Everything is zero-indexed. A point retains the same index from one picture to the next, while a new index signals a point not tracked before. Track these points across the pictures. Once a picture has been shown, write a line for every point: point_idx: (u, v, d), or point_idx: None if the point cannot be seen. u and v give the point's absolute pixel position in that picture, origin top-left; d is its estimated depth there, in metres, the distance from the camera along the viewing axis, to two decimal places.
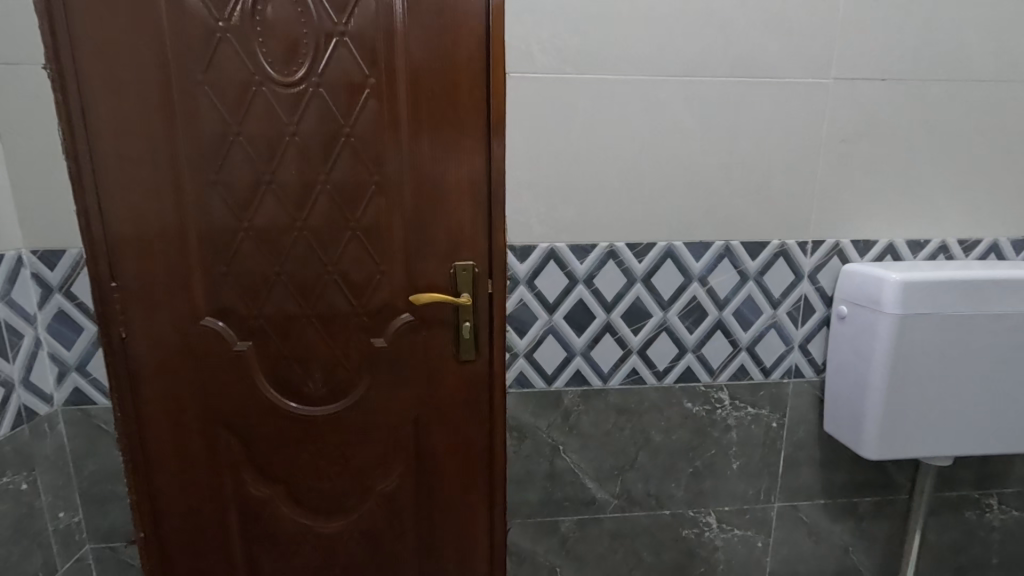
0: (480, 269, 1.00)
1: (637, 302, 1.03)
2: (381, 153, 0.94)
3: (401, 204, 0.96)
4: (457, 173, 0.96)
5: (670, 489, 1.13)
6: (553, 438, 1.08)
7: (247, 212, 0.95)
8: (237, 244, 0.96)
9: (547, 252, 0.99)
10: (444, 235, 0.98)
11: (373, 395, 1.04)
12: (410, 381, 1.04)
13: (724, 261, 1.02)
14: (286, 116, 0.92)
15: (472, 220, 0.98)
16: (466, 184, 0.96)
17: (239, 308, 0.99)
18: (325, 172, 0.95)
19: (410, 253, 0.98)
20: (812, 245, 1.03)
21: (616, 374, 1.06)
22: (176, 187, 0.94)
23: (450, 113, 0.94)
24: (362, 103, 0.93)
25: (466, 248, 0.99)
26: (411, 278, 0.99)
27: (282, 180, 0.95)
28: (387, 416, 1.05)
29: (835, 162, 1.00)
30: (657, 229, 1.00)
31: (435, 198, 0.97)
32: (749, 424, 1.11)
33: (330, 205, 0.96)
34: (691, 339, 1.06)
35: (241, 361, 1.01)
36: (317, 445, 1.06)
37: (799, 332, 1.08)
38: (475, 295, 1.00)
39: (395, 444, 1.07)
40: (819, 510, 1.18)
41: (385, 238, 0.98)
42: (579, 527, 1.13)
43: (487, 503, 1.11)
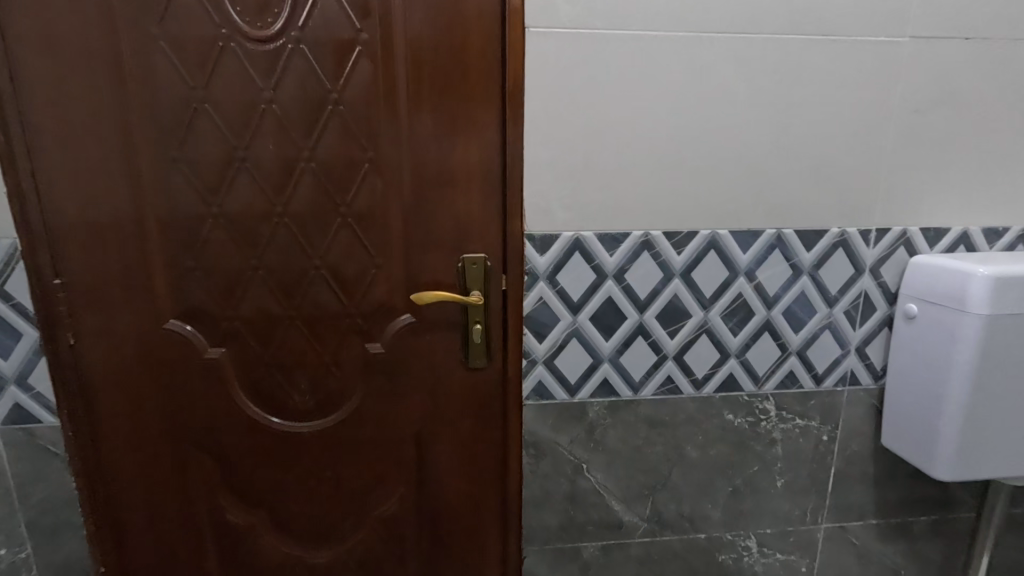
0: (493, 263, 0.85)
1: (674, 300, 0.89)
2: (375, 125, 0.79)
3: (400, 186, 0.82)
4: (466, 151, 0.81)
5: (706, 510, 1.00)
6: (575, 456, 0.94)
7: (216, 196, 0.80)
8: (204, 233, 0.81)
9: (572, 243, 0.84)
10: (450, 223, 0.83)
11: (370, 409, 0.90)
12: (412, 393, 0.90)
13: (776, 252, 0.88)
14: (260, 80, 0.77)
15: (483, 205, 0.83)
16: (477, 163, 0.82)
17: (208, 309, 0.84)
18: (310, 149, 0.80)
19: (411, 246, 0.84)
20: (877, 234, 0.89)
21: (649, 383, 0.92)
22: (129, 164, 0.78)
23: (459, 78, 0.79)
24: (353, 63, 0.77)
25: (477, 239, 0.84)
26: (412, 274, 0.85)
27: (257, 158, 0.79)
28: (386, 432, 0.91)
29: (908, 136, 0.86)
30: (700, 215, 0.86)
31: (440, 180, 0.82)
32: (797, 437, 0.98)
33: (316, 188, 0.81)
34: (735, 342, 0.92)
35: (214, 371, 0.86)
36: (305, 466, 0.92)
37: (857, 334, 0.94)
38: (487, 293, 0.86)
39: (395, 464, 0.93)
40: (870, 530, 1.06)
41: (381, 227, 0.83)
42: (603, 553, 1.00)
43: (499, 529, 0.98)
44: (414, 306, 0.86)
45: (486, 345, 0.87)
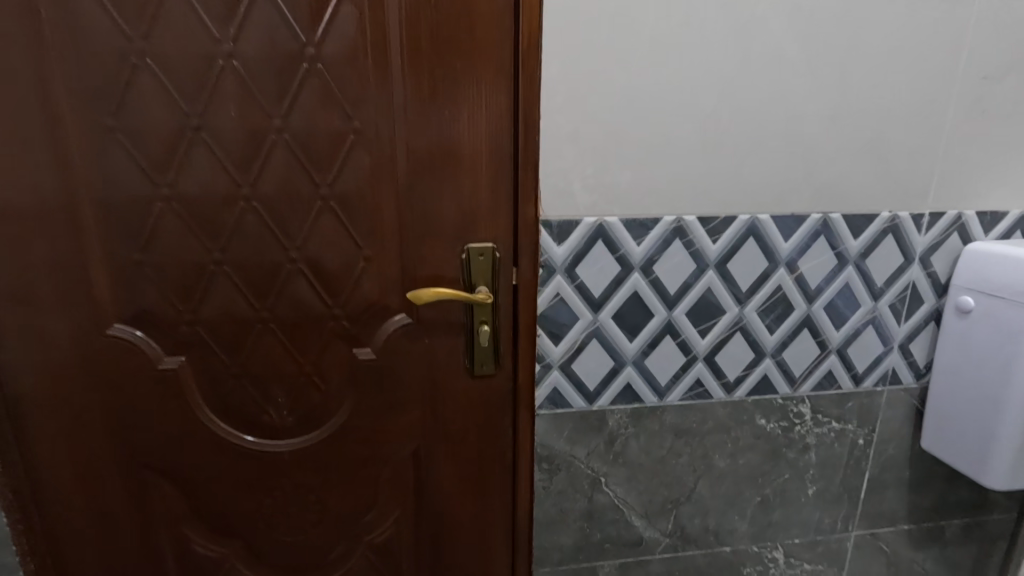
0: (502, 253, 0.73)
1: (707, 294, 0.78)
2: (362, 88, 0.65)
3: (392, 162, 0.68)
4: (472, 120, 0.68)
5: (732, 522, 0.92)
6: (593, 469, 0.84)
7: (168, 174, 0.66)
8: (153, 220, 0.67)
9: (594, 230, 0.73)
10: (452, 207, 0.71)
11: (359, 424, 0.77)
12: (408, 404, 0.78)
13: (821, 239, 0.78)
14: (218, 30, 0.62)
15: (491, 185, 0.70)
16: (484, 135, 0.69)
17: (162, 312, 0.70)
18: (281, 116, 0.65)
19: (407, 234, 0.71)
20: (929, 218, 0.80)
21: (675, 387, 0.82)
22: (54, 134, 0.63)
23: (464, 30, 0.65)
24: (334, 10, 0.63)
25: (483, 225, 0.72)
26: (408, 267, 0.72)
27: (217, 127, 0.65)
28: (378, 449, 0.79)
29: (972, 108, 0.76)
30: (738, 198, 0.75)
31: (441, 155, 0.69)
32: (832, 442, 0.90)
33: (291, 165, 0.67)
34: (771, 341, 0.82)
35: (172, 384, 0.73)
36: (285, 489, 0.79)
37: (902, 329, 0.85)
38: (495, 289, 0.74)
39: (389, 484, 0.81)
40: (901, 536, 0.99)
41: (371, 212, 0.70)
42: (620, 572, 0.91)
43: (507, 551, 0.87)
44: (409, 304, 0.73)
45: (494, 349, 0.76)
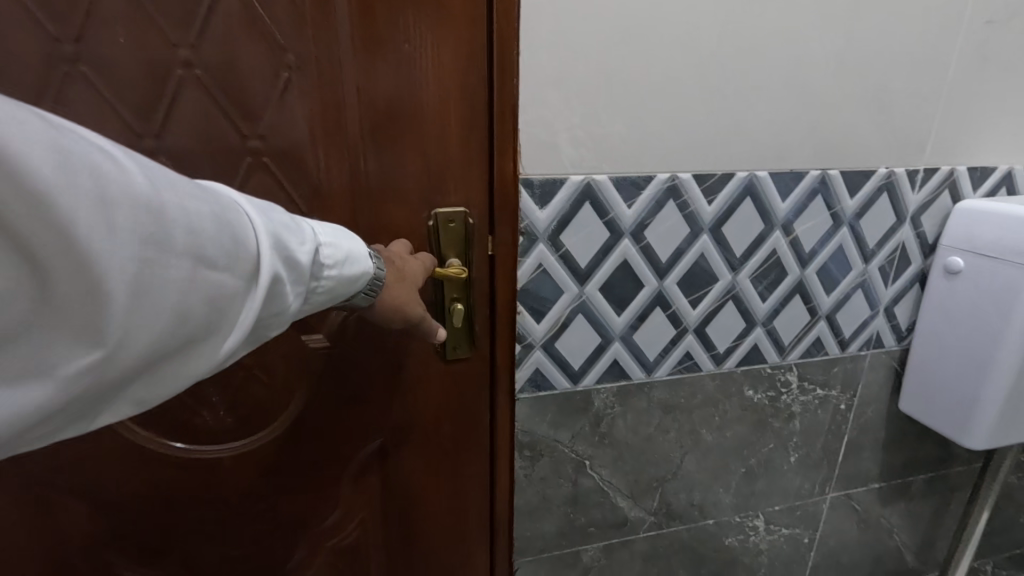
0: (476, 219, 0.62)
1: (700, 261, 0.71)
2: (297, 8, 0.52)
3: (340, 106, 0.55)
4: (438, 55, 0.56)
5: (717, 495, 0.89)
6: (577, 453, 0.78)
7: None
8: None
9: (580, 190, 0.64)
10: (416, 162, 0.59)
11: (315, 420, 0.67)
12: (371, 395, 0.68)
13: (818, 198, 0.73)
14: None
15: (463, 137, 0.59)
16: (453, 74, 0.57)
17: None
18: (191, 43, 0.50)
19: (362, 196, 0.59)
20: (923, 175, 0.76)
21: (664, 362, 0.76)
22: None
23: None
24: None
25: (454, 186, 0.61)
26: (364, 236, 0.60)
27: (102, 55, 0.49)
28: (337, 447, 0.69)
29: (972, 56, 0.71)
30: (736, 153, 0.68)
31: (401, 98, 0.56)
32: (816, 409, 0.87)
33: (207, 108, 0.52)
34: (762, 308, 0.77)
35: None
36: (228, 500, 0.68)
37: (888, 291, 0.82)
38: (468, 261, 0.64)
39: (351, 484, 0.72)
40: (873, 495, 1.00)
41: (316, 169, 0.57)
42: (604, 554, 0.86)
43: (486, 545, 0.80)
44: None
45: (467, 329, 0.67)
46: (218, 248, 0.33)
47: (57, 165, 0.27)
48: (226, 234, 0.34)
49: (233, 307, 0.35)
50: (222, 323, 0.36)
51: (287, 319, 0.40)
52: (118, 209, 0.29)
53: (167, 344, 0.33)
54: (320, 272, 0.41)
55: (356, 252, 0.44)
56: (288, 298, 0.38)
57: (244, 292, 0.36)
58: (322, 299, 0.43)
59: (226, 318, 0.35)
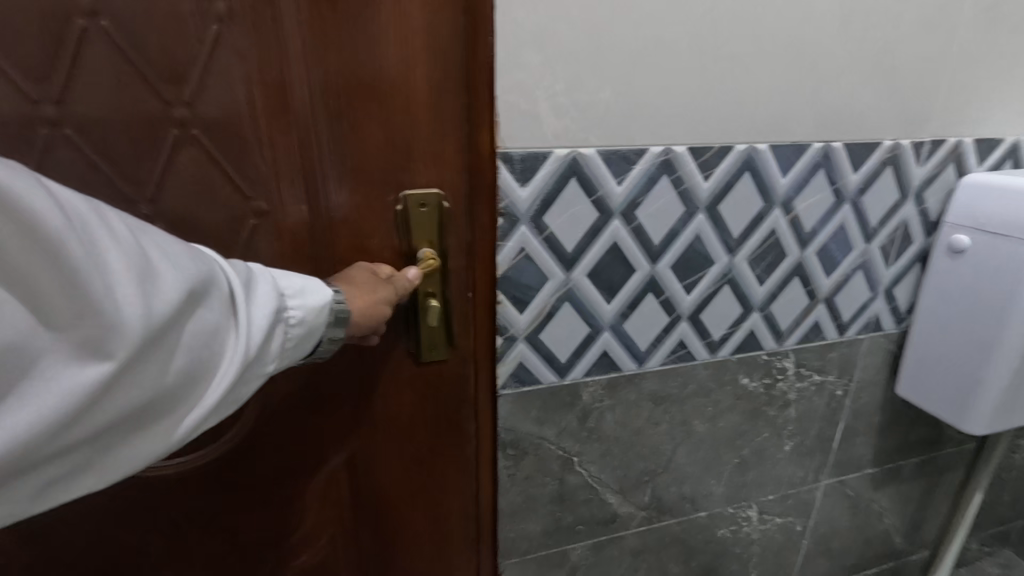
0: (450, 201, 0.56)
1: (695, 242, 0.66)
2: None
3: (284, 69, 0.47)
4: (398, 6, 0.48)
5: (709, 487, 0.85)
6: (564, 450, 0.73)
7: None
8: None
9: (565, 165, 0.57)
10: (375, 135, 0.51)
11: (274, 429, 0.60)
12: (337, 400, 0.61)
13: (820, 173, 0.67)
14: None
15: (430, 107, 0.52)
16: (417, 32, 0.49)
17: None
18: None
19: (314, 176, 0.52)
20: (929, 147, 0.71)
21: (657, 351, 0.71)
22: None
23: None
24: None
25: (422, 164, 0.54)
26: (318, 222, 0.53)
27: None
28: (301, 458, 0.63)
29: (984, 16, 0.66)
30: (734, 122, 0.62)
31: (357, 59, 0.49)
32: (812, 396, 0.84)
33: (120, 70, 0.44)
34: (760, 293, 0.72)
35: None
36: (177, 520, 0.61)
37: (889, 272, 0.78)
38: (443, 250, 0.57)
39: (318, 494, 0.65)
40: (865, 480, 0.98)
41: (259, 144, 0.49)
42: (593, 551, 0.82)
43: (468, 554, 0.75)
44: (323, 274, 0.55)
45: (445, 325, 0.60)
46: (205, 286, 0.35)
47: (63, 216, 0.30)
48: (209, 276, 0.36)
49: (219, 348, 0.36)
50: (212, 365, 0.35)
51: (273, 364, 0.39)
52: (116, 253, 0.31)
53: (159, 389, 0.33)
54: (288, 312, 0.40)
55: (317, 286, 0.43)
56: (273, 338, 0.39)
57: (228, 328, 0.36)
58: (300, 342, 0.41)
59: (201, 368, 0.35)
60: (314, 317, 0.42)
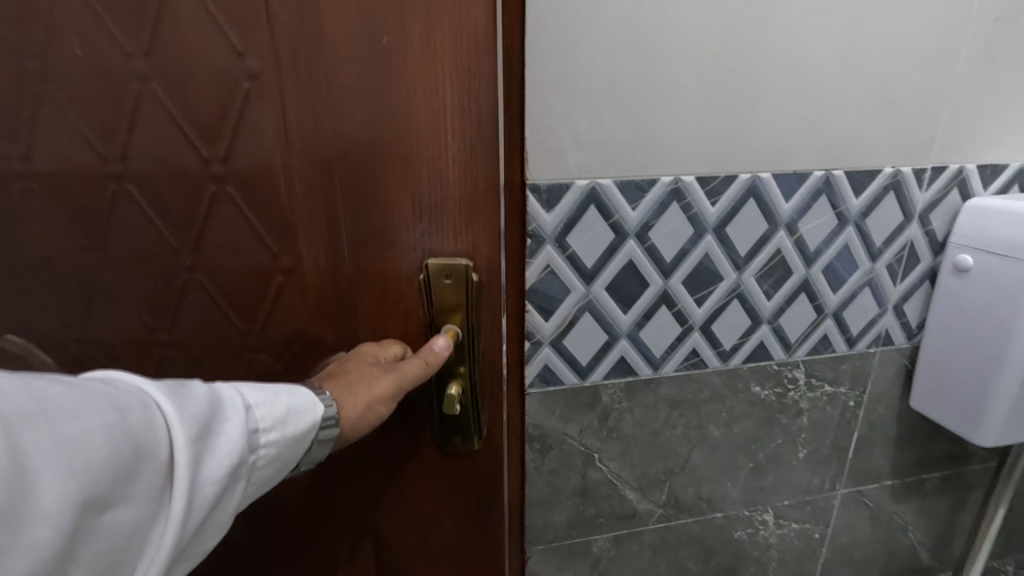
0: (480, 270, 0.51)
1: (704, 261, 0.73)
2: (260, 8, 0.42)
3: (306, 129, 0.46)
4: (415, 56, 0.43)
5: (725, 490, 0.90)
6: (586, 446, 0.81)
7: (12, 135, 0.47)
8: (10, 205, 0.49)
9: (586, 194, 0.66)
10: (392, 196, 0.48)
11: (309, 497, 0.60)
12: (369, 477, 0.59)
13: (823, 198, 0.74)
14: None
15: (459, 169, 0.47)
16: (438, 87, 0.44)
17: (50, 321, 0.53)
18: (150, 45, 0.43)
19: (339, 236, 0.49)
20: (931, 173, 0.76)
21: (671, 358, 0.78)
22: None
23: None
24: None
25: (450, 228, 0.49)
26: (338, 281, 0.51)
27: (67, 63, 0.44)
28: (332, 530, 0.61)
29: (983, 51, 0.71)
30: (739, 154, 0.69)
31: (374, 119, 0.45)
32: (824, 406, 0.88)
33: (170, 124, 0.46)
34: (768, 307, 0.78)
35: None
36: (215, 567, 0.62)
37: (897, 289, 0.83)
38: (472, 322, 0.52)
39: (349, 558, 0.63)
40: (885, 491, 1.00)
41: (286, 202, 0.48)
42: (614, 544, 0.89)
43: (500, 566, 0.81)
44: (348, 331, 0.53)
45: (473, 399, 0.55)
46: (123, 461, 0.28)
47: None
48: (126, 448, 0.28)
49: (148, 537, 0.30)
50: (138, 557, 0.29)
51: (227, 513, 0.34)
52: None
53: None
54: (257, 445, 0.35)
55: (296, 405, 0.38)
56: (226, 493, 0.33)
57: (158, 508, 0.30)
58: (263, 473, 0.37)
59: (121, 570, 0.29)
60: (291, 440, 0.37)
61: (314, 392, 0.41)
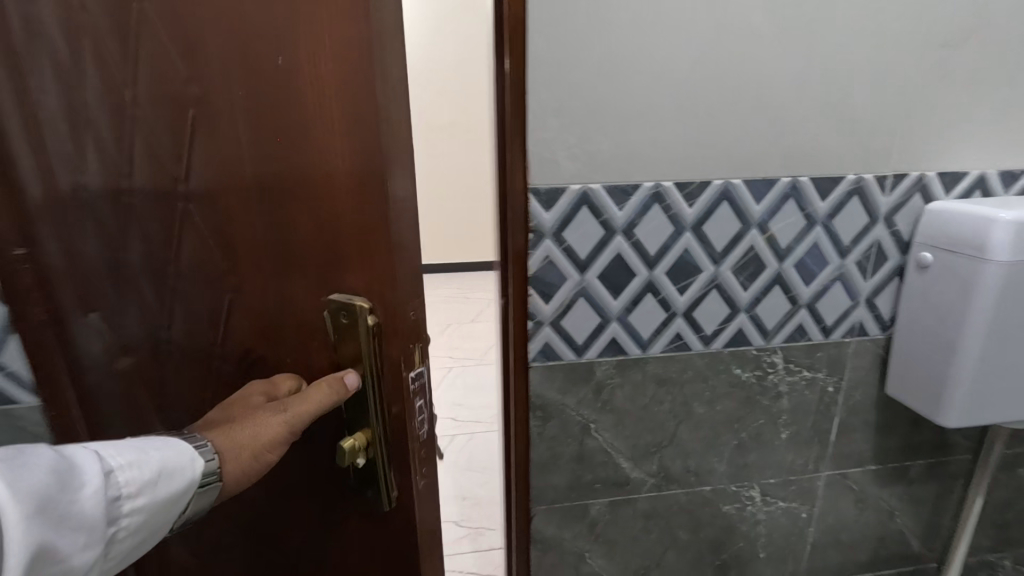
0: (378, 312, 0.55)
1: (685, 255, 0.85)
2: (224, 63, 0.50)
3: (238, 164, 0.53)
4: (334, 111, 0.50)
5: (712, 465, 1.00)
6: (582, 416, 0.93)
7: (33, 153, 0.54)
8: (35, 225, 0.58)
9: (579, 196, 0.79)
10: (315, 232, 0.54)
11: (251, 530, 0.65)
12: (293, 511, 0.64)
13: (791, 201, 0.84)
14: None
15: (360, 206, 0.52)
16: (344, 136, 0.50)
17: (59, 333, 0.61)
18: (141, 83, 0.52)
19: (271, 260, 0.56)
20: (892, 180, 0.86)
21: (658, 341, 0.90)
22: None
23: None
24: None
25: (356, 265, 0.54)
26: (273, 310, 0.57)
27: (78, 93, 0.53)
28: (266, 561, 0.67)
29: (932, 73, 0.81)
30: (712, 163, 0.81)
31: (302, 155, 0.52)
32: (803, 390, 0.98)
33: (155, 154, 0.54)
34: (745, 297, 0.89)
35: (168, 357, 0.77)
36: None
37: (868, 284, 0.92)
38: (378, 368, 0.55)
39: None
40: (870, 476, 1.07)
41: (226, 227, 0.55)
42: (610, 510, 1.00)
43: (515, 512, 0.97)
44: (281, 356, 0.59)
45: (377, 461, 0.57)
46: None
47: None
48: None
49: None
50: None
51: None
52: None
53: None
54: (119, 513, 0.42)
55: (170, 469, 0.46)
56: (77, 554, 0.39)
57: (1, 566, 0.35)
58: (121, 540, 0.43)
59: None
60: (158, 505, 0.45)
61: (186, 457, 0.48)
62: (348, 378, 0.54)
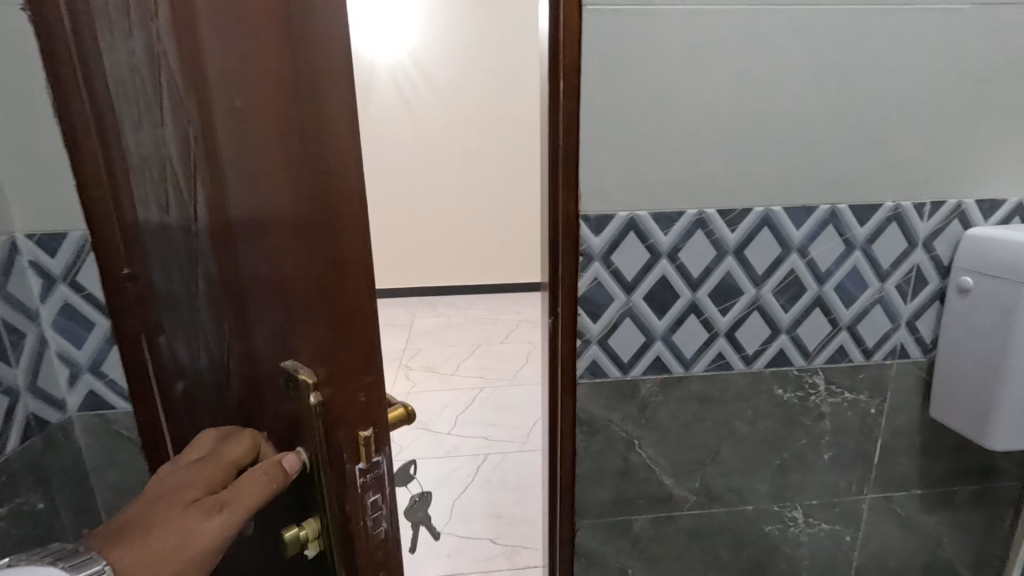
0: (327, 395, 0.52)
1: (727, 277, 0.89)
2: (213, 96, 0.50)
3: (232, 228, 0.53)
4: (292, 148, 0.47)
5: (754, 483, 1.02)
6: (627, 432, 0.96)
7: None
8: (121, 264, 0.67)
9: (626, 222, 0.85)
10: (285, 269, 0.52)
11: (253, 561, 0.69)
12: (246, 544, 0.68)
13: (829, 228, 0.88)
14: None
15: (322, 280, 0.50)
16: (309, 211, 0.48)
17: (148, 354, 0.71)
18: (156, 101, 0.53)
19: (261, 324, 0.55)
20: (930, 207, 0.89)
21: (700, 360, 0.94)
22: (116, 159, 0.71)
23: (281, 12, 0.44)
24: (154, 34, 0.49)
25: (319, 340, 0.52)
26: (252, 354, 0.57)
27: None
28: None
29: (967, 106, 0.85)
30: (754, 191, 0.86)
31: (277, 224, 0.50)
32: (845, 411, 0.99)
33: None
34: (786, 319, 0.93)
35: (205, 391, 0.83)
36: None
37: (908, 307, 0.94)
38: (330, 455, 0.54)
39: None
40: (914, 500, 1.07)
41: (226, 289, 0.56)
42: (653, 526, 1.03)
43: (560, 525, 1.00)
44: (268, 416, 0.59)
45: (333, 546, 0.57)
46: None
47: None
48: None
49: None
50: None
51: None
52: None
53: None
54: None
55: None
56: None
57: None
58: None
59: None
60: None
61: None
62: (288, 462, 0.54)
